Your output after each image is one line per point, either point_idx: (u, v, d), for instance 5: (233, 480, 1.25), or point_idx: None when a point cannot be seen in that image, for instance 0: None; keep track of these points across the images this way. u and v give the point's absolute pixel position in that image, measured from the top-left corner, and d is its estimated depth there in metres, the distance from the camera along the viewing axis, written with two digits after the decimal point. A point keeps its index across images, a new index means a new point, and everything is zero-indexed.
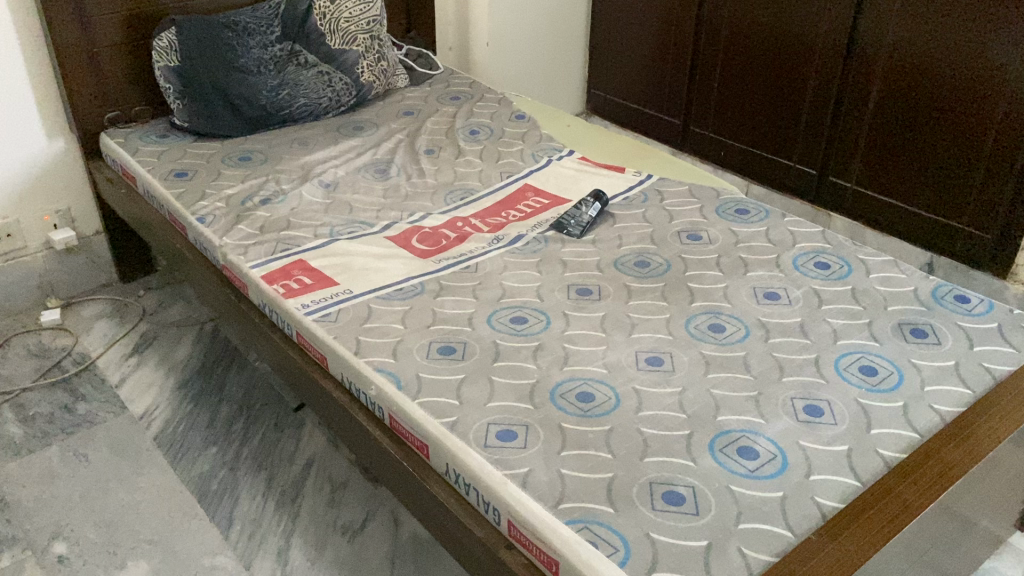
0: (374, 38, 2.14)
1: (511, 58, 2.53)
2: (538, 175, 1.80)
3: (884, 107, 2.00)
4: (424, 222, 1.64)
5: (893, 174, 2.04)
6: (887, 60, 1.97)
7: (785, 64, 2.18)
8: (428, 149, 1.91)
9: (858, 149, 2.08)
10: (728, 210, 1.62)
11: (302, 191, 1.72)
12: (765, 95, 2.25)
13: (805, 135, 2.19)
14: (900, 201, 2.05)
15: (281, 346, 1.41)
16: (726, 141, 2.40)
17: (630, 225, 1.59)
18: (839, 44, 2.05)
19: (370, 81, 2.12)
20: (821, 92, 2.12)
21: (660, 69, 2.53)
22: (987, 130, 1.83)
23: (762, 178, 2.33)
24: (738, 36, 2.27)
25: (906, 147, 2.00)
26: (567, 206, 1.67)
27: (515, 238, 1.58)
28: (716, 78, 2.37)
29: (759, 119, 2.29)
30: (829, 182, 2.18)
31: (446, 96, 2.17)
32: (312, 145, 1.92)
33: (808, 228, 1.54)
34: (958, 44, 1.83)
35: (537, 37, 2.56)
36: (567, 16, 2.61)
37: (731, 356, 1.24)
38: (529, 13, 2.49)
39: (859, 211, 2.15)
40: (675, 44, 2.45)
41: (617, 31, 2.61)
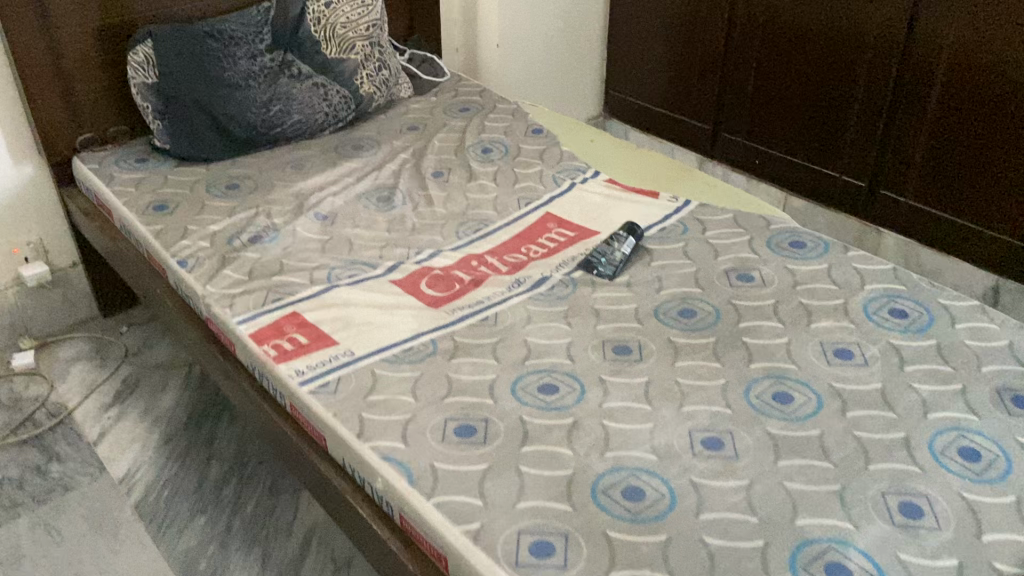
0: (374, 45, 1.94)
1: (524, 60, 2.31)
2: (561, 202, 1.60)
3: (944, 114, 1.79)
4: (435, 261, 1.45)
5: (954, 189, 1.84)
6: (948, 63, 1.76)
7: (829, 67, 1.97)
8: (436, 171, 1.72)
9: (914, 161, 1.88)
10: (780, 243, 1.43)
11: (296, 226, 1.52)
12: (807, 100, 2.05)
13: (853, 144, 1.99)
14: (961, 219, 1.85)
15: (272, 418, 1.22)
16: (763, 150, 2.20)
17: (670, 264, 1.40)
18: (892, 45, 1.84)
19: (370, 93, 1.92)
20: (872, 97, 1.91)
21: (686, 70, 2.32)
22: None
23: (805, 190, 2.14)
24: (776, 36, 2.06)
25: (969, 160, 1.79)
26: (596, 241, 1.47)
27: (538, 281, 1.38)
28: (750, 81, 2.17)
29: (800, 126, 2.09)
30: (880, 196, 1.98)
31: (454, 108, 1.96)
32: (307, 169, 1.73)
33: (877, 263, 1.37)
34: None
35: (551, 37, 2.34)
36: (584, 14, 2.39)
37: (805, 437, 1.05)
38: (543, 11, 2.27)
39: (913, 228, 1.95)
40: (702, 43, 2.24)
41: (638, 28, 2.39)
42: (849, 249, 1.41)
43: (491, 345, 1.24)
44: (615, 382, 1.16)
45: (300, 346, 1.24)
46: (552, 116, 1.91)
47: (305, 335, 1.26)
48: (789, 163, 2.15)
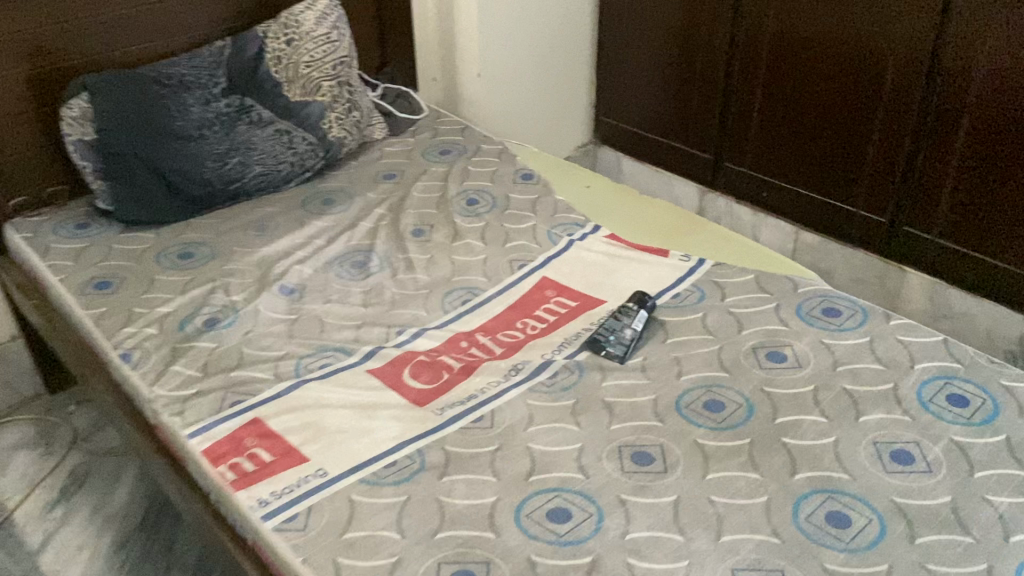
0: (343, 84, 1.74)
1: (507, 89, 2.12)
2: (560, 263, 1.41)
3: (977, 145, 1.63)
4: (419, 344, 1.26)
5: (988, 227, 1.68)
6: (981, 91, 1.59)
7: (845, 93, 1.80)
8: (417, 228, 1.53)
9: (942, 196, 1.72)
10: (813, 312, 1.26)
11: (258, 303, 1.33)
12: (820, 128, 1.88)
13: (872, 177, 1.83)
14: (997, 258, 1.69)
15: (232, 553, 1.03)
16: (771, 181, 2.04)
17: (689, 341, 1.23)
18: (915, 72, 1.67)
19: (339, 138, 1.73)
20: (893, 126, 1.75)
21: (683, 96, 2.14)
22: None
23: (819, 224, 1.98)
24: (783, 61, 1.89)
25: (1005, 197, 1.63)
26: (603, 313, 1.29)
27: (538, 369, 1.19)
28: (755, 109, 1.99)
29: (812, 156, 1.92)
30: (903, 233, 1.83)
31: (434, 151, 1.78)
32: (271, 230, 1.53)
33: (925, 335, 1.22)
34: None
35: (537, 63, 2.15)
36: (571, 37, 2.21)
37: (872, 574, 0.88)
38: (528, 36, 2.09)
39: (941, 267, 1.79)
40: (701, 67, 2.06)
41: (630, 50, 2.21)
42: (891, 317, 1.25)
43: (488, 455, 1.06)
44: (638, 504, 0.98)
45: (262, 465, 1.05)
46: (543, 158, 1.74)
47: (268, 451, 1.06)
48: (801, 196, 1.99)
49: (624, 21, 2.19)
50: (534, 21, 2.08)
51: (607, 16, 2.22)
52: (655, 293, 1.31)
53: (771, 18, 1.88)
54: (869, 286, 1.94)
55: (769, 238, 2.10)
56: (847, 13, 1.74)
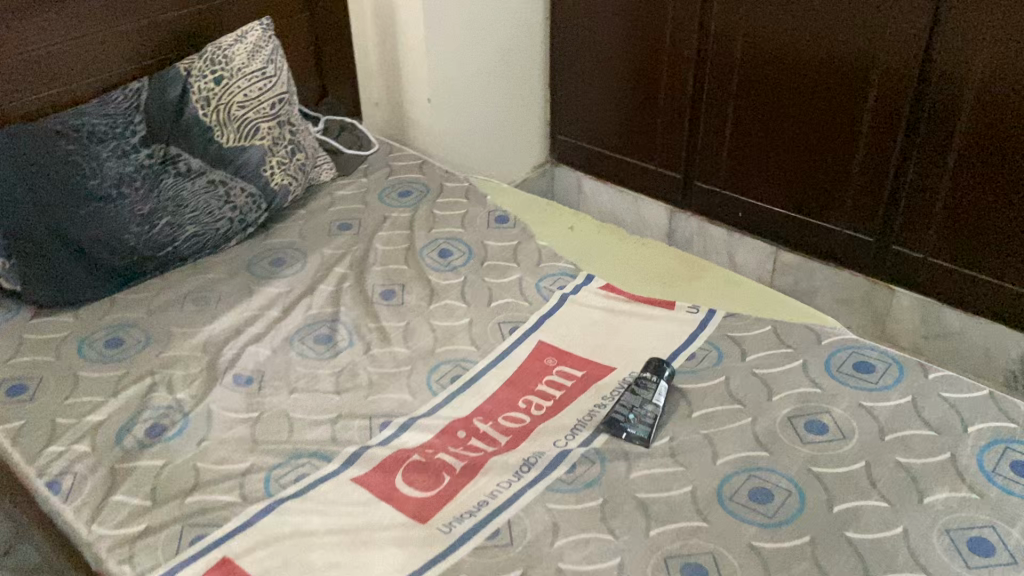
0: (283, 123, 1.54)
1: (459, 114, 1.95)
2: (555, 323, 1.26)
3: (972, 162, 1.54)
4: (408, 439, 1.08)
5: (986, 246, 1.60)
6: (975, 106, 1.50)
7: (825, 109, 1.70)
8: (387, 289, 1.35)
9: (934, 215, 1.63)
10: (845, 368, 1.13)
11: (209, 402, 1.13)
12: (799, 145, 1.77)
13: (857, 196, 1.73)
14: (996, 277, 1.61)
15: None
16: (747, 201, 1.93)
17: (716, 414, 1.08)
18: (901, 87, 1.57)
19: (284, 185, 1.52)
20: (880, 143, 1.65)
21: (647, 112, 2.01)
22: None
23: (801, 244, 1.89)
24: (756, 76, 1.77)
25: (1003, 215, 1.55)
26: (615, 383, 1.14)
27: (555, 462, 1.03)
28: (727, 126, 1.88)
29: (792, 173, 1.82)
30: (893, 252, 1.74)
31: (393, 194, 1.60)
32: (215, 302, 1.33)
33: (968, 388, 1.09)
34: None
35: (489, 84, 1.99)
36: (523, 53, 2.05)
37: None
38: (479, 56, 1.93)
39: (934, 286, 1.71)
40: (666, 82, 1.94)
41: (588, 66, 2.07)
42: (929, 370, 1.12)
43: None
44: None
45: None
46: (519, 197, 1.59)
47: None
48: (781, 215, 1.88)
49: (580, 35, 2.04)
50: (485, 40, 1.92)
51: (561, 30, 2.08)
52: (669, 355, 1.17)
53: (741, 30, 1.76)
54: (856, 307, 1.85)
55: (746, 260, 2.00)
56: (824, 23, 1.63)
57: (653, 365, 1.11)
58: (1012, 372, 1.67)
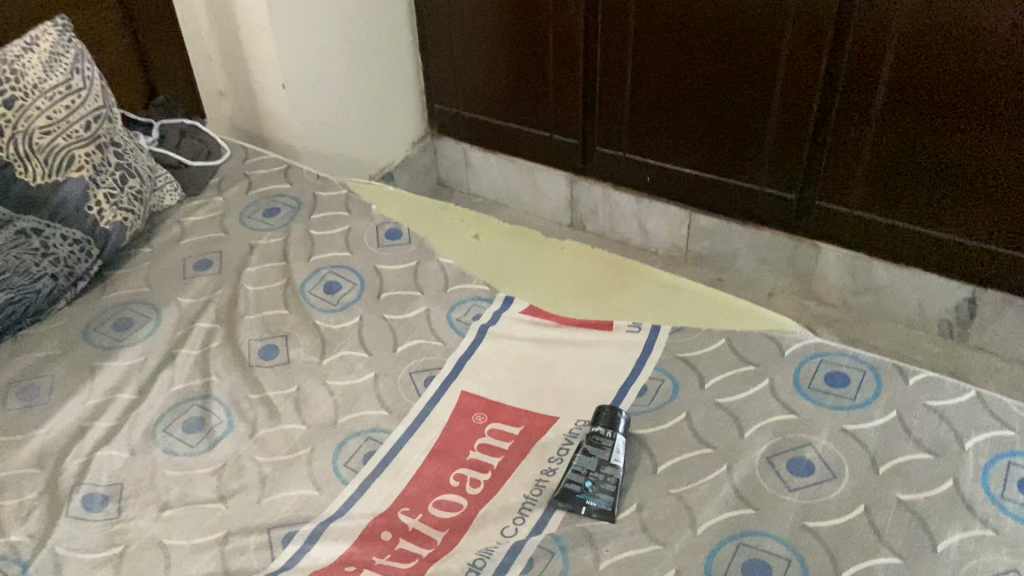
0: (102, 144, 1.24)
1: (321, 99, 1.68)
2: (477, 365, 1.05)
3: (899, 107, 1.41)
4: (320, 556, 0.87)
5: (915, 195, 1.49)
6: (898, 47, 1.36)
7: (734, 59, 1.53)
8: (266, 345, 1.11)
9: (859, 167, 1.51)
10: (817, 382, 0.99)
11: (53, 544, 0.88)
12: (708, 99, 1.60)
13: (774, 151, 1.59)
14: (926, 227, 1.52)
15: None
16: (653, 164, 1.76)
17: (685, 464, 0.91)
18: (817, 32, 1.42)
19: (118, 221, 1.24)
20: (796, 94, 1.50)
21: (534, 74, 1.79)
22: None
23: (716, 206, 1.74)
24: (654, 28, 1.58)
25: (931, 163, 1.44)
26: (560, 439, 0.95)
27: (507, 563, 0.84)
28: (625, 85, 1.69)
29: (702, 130, 1.65)
30: (815, 208, 1.61)
31: (257, 215, 1.33)
32: (47, 392, 1.05)
33: (953, 391, 0.97)
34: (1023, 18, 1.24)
35: (350, 59, 1.71)
36: (385, 19, 1.78)
37: None
38: (335, 28, 1.64)
39: (860, 240, 1.61)
40: (553, 39, 1.72)
41: (462, 26, 1.83)
42: (908, 372, 0.99)
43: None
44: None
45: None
46: (411, 202, 1.37)
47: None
48: (692, 177, 1.72)
49: None
50: (340, 10, 1.64)
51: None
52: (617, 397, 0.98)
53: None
54: (779, 267, 1.74)
55: (658, 227, 1.84)
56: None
57: (608, 414, 0.93)
58: (947, 321, 1.61)
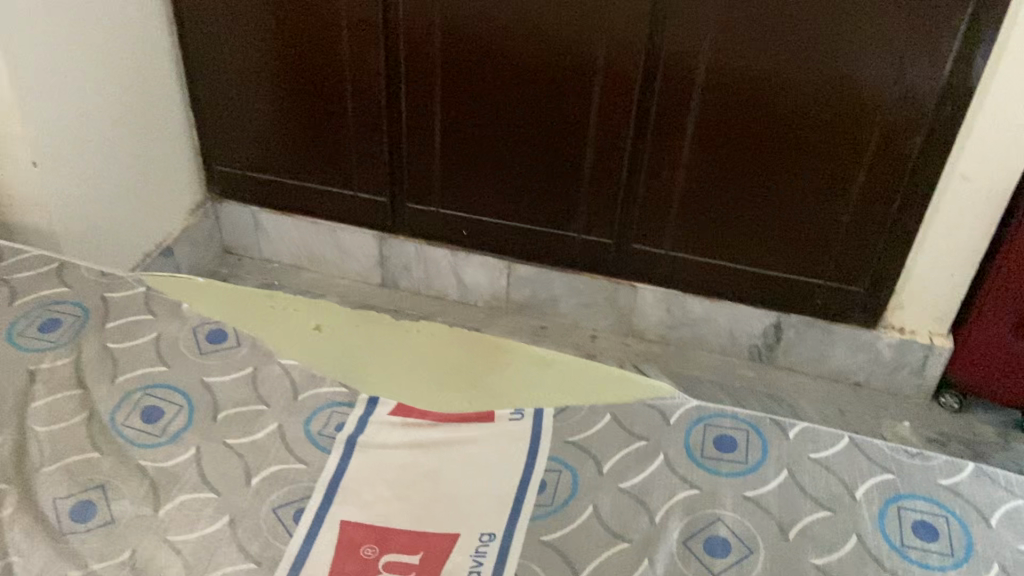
0: None
1: (83, 180, 1.45)
2: (353, 487, 0.91)
3: (706, 125, 1.47)
4: None
5: (761, 231, 1.55)
6: (702, 105, 1.45)
7: (533, 125, 1.55)
8: (79, 504, 0.88)
9: (673, 213, 1.58)
10: (707, 451, 0.97)
11: None
12: (500, 160, 1.61)
13: (593, 204, 1.62)
14: (706, 258, 1.62)
15: None
16: (463, 220, 1.72)
17: (606, 565, 0.85)
18: (607, 104, 1.49)
19: None
20: (568, 159, 1.57)
21: (331, 111, 1.64)
22: (904, 137, 1.37)
23: (524, 256, 1.75)
24: (455, 95, 1.55)
25: (712, 222, 1.57)
26: (467, 560, 0.85)
27: None
28: (401, 155, 1.66)
29: (505, 184, 1.64)
30: (633, 251, 1.66)
31: (30, 331, 1.07)
32: None
33: (830, 440, 0.99)
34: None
35: (89, 84, 1.42)
36: (148, 75, 1.58)
37: None
38: (76, 48, 1.37)
39: (668, 279, 1.69)
40: (348, 63, 1.57)
41: (227, 18, 1.58)
42: (787, 428, 1.00)
43: None
44: None
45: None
46: (236, 293, 1.20)
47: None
48: (486, 234, 1.73)
49: (228, 57, 1.63)
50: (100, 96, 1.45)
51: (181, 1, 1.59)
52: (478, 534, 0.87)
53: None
54: (599, 308, 1.79)
55: (475, 278, 1.80)
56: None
57: None
58: (756, 346, 1.72)
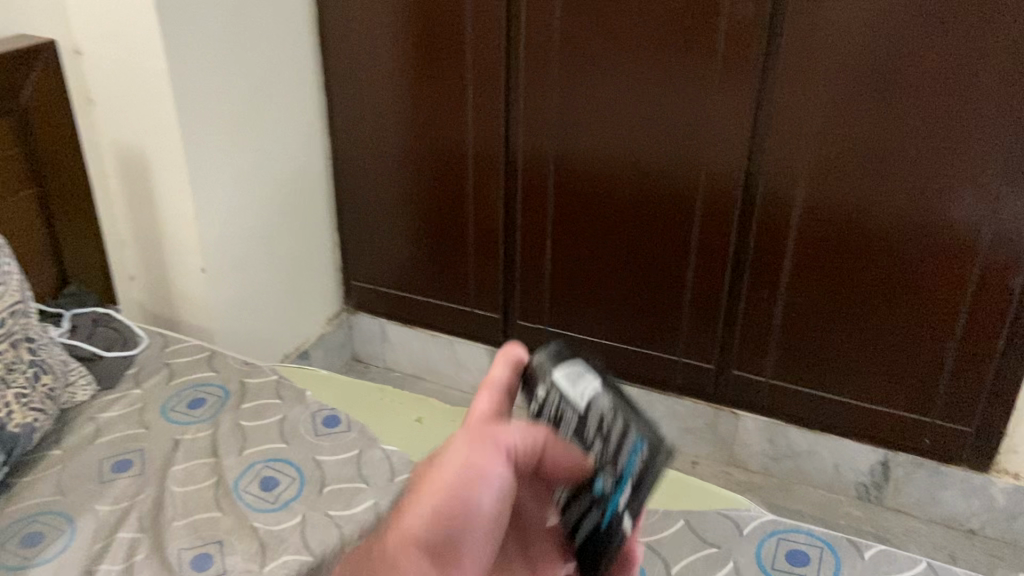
0: (14, 345, 1.14)
1: (239, 286, 1.68)
2: None
3: (803, 258, 1.53)
4: None
5: (861, 363, 1.56)
6: (798, 238, 1.51)
7: (637, 253, 1.67)
8: (198, 553, 1.00)
9: (772, 341, 1.63)
10: (778, 562, 0.99)
11: None
12: (606, 284, 1.73)
13: (694, 329, 1.69)
14: (806, 387, 1.64)
15: None
16: (572, 339, 1.83)
17: None
18: (708, 236, 1.59)
19: (28, 424, 1.12)
20: (670, 286, 1.67)
21: (455, 237, 1.82)
22: (1002, 275, 1.38)
23: (627, 377, 1.83)
24: (567, 224, 1.70)
25: (812, 352, 1.60)
26: None
27: None
28: (517, 277, 1.81)
29: (612, 307, 1.75)
30: (734, 377, 1.70)
31: (180, 406, 1.25)
32: None
33: (907, 563, 0.98)
34: (954, 130, 1.33)
35: (253, 205, 1.66)
36: (304, 201, 1.83)
37: None
38: (247, 177, 1.63)
39: (768, 408, 1.71)
40: (472, 194, 1.76)
41: (373, 155, 1.83)
42: (862, 548, 1.00)
43: None
44: None
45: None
46: (351, 388, 1.34)
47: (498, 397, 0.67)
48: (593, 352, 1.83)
49: (372, 187, 1.86)
50: (262, 215, 1.70)
51: (338, 141, 1.85)
52: None
53: (553, 138, 1.64)
54: (700, 435, 1.82)
55: None
56: (645, 102, 1.53)
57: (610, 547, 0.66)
58: (863, 484, 1.67)
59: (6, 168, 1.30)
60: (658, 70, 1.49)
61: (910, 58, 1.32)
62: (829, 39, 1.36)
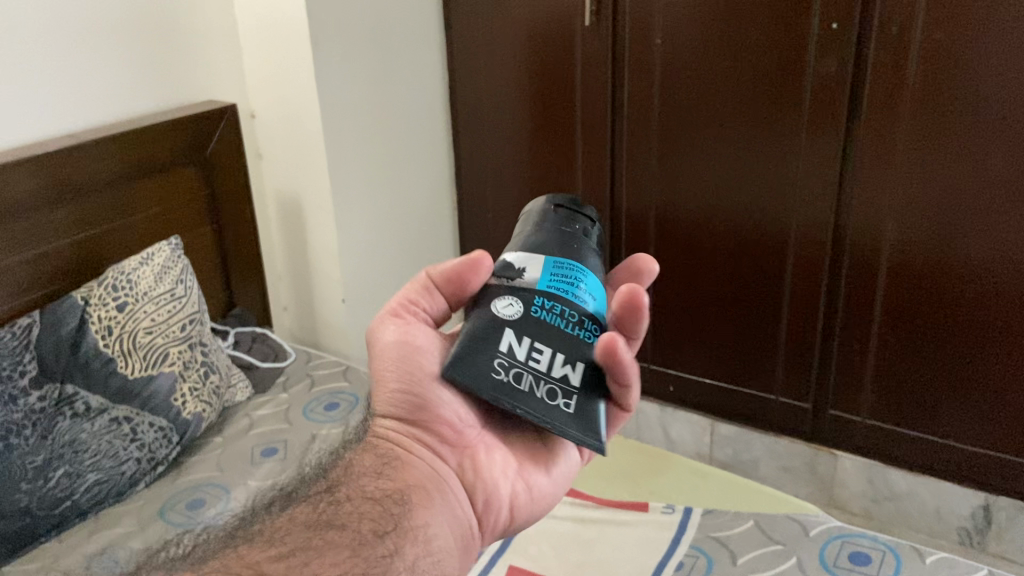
0: (193, 346, 1.40)
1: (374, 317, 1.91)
2: (523, 542, 1.13)
3: (895, 298, 1.58)
4: None
5: (955, 403, 1.59)
6: (890, 280, 1.58)
7: (735, 294, 1.78)
8: None
9: (867, 381, 1.68)
10: (839, 560, 1.06)
11: None
12: (706, 323, 1.85)
13: (790, 368, 1.77)
14: (903, 428, 1.67)
15: None
16: (676, 375, 1.95)
17: None
18: (804, 276, 1.67)
19: (197, 413, 1.36)
20: (767, 326, 1.76)
21: None
22: None
23: (728, 414, 1.91)
24: (670, 267, 1.84)
25: (908, 393, 1.64)
26: None
27: None
28: None
29: (711, 346, 1.86)
30: (831, 417, 1.75)
31: (318, 409, 1.47)
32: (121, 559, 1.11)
33: (967, 569, 1.03)
34: None
35: (388, 247, 1.90)
36: (431, 248, 2.06)
37: None
38: (383, 223, 1.87)
39: (865, 449, 1.74)
40: None
41: (496, 205, 2.04)
42: (924, 554, 1.06)
43: None
44: None
45: (418, 536, 0.69)
46: None
47: (426, 285, 0.80)
48: (695, 389, 1.93)
49: (494, 235, 2.07)
50: (395, 257, 1.93)
51: (465, 192, 2.09)
52: None
53: (657, 186, 1.79)
54: (800, 474, 1.85)
55: (681, 434, 2.00)
56: (741, 155, 1.66)
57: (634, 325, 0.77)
58: (966, 529, 1.67)
59: (193, 208, 1.59)
60: (750, 123, 1.63)
61: (993, 109, 1.38)
62: (912, 93, 1.45)
